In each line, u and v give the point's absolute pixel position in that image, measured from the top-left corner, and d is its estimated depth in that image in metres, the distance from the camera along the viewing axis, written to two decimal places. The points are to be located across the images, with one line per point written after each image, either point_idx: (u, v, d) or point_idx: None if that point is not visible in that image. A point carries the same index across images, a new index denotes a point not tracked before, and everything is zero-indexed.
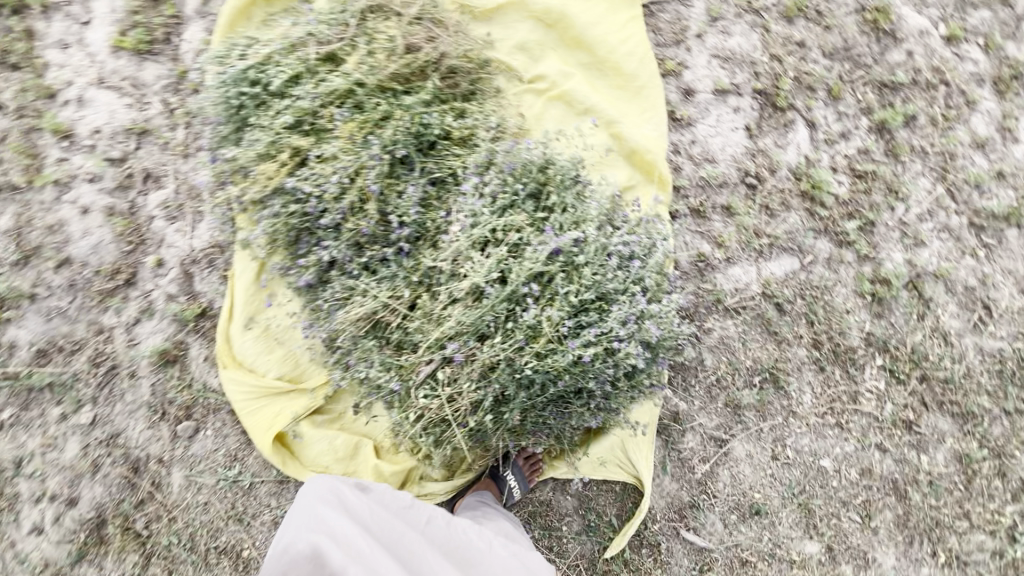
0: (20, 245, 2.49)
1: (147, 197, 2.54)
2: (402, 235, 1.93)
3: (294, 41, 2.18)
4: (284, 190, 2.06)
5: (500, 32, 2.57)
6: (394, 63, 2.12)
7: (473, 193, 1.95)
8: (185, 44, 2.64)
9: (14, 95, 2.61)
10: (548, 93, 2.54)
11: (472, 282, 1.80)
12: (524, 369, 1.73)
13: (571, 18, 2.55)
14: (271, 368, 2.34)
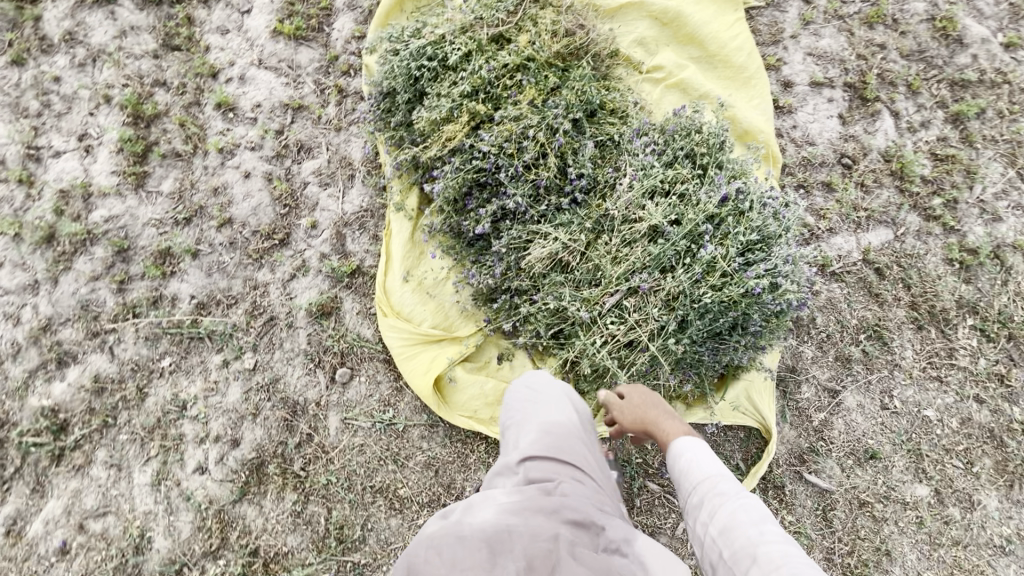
0: (184, 207, 2.69)
1: (301, 165, 2.77)
2: (578, 186, 2.16)
3: (464, 24, 2.44)
4: (461, 150, 2.30)
5: (621, 29, 2.90)
6: (558, 42, 2.39)
7: (641, 151, 2.19)
8: (335, 33, 2.92)
9: (178, 73, 2.85)
10: (665, 82, 2.85)
11: (652, 223, 2.02)
12: (703, 297, 1.95)
13: (687, 17, 2.87)
14: (425, 318, 2.53)
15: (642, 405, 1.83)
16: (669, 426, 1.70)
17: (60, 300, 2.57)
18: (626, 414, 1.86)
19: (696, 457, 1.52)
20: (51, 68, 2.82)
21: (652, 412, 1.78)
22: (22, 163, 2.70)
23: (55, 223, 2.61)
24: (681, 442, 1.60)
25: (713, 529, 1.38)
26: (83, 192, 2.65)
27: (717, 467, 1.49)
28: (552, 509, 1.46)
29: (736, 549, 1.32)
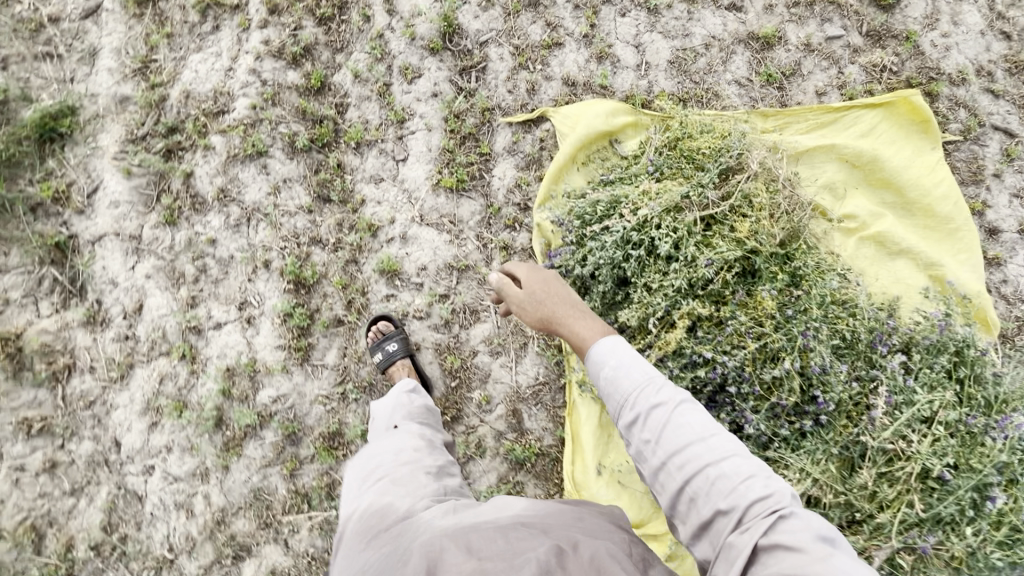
0: (351, 382, 2.55)
1: (469, 332, 2.60)
2: (825, 409, 1.95)
3: (670, 202, 2.24)
4: (677, 352, 2.10)
5: (807, 172, 2.68)
6: (779, 226, 2.18)
7: (893, 366, 1.98)
8: (496, 181, 2.74)
9: (333, 228, 2.71)
10: (858, 233, 2.62)
11: (927, 468, 1.83)
12: (996, 561, 1.77)
13: (883, 162, 2.64)
14: (617, 510, 2.35)
15: (553, 305, 1.85)
16: (577, 324, 1.76)
17: (232, 489, 2.46)
18: (534, 314, 1.91)
19: (616, 361, 1.58)
20: (205, 229, 2.69)
21: (559, 312, 1.83)
22: (182, 337, 2.59)
23: (223, 405, 2.50)
24: (593, 345, 1.66)
25: (661, 455, 1.45)
26: (250, 370, 2.53)
27: (648, 373, 1.53)
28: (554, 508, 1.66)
29: (688, 473, 1.42)
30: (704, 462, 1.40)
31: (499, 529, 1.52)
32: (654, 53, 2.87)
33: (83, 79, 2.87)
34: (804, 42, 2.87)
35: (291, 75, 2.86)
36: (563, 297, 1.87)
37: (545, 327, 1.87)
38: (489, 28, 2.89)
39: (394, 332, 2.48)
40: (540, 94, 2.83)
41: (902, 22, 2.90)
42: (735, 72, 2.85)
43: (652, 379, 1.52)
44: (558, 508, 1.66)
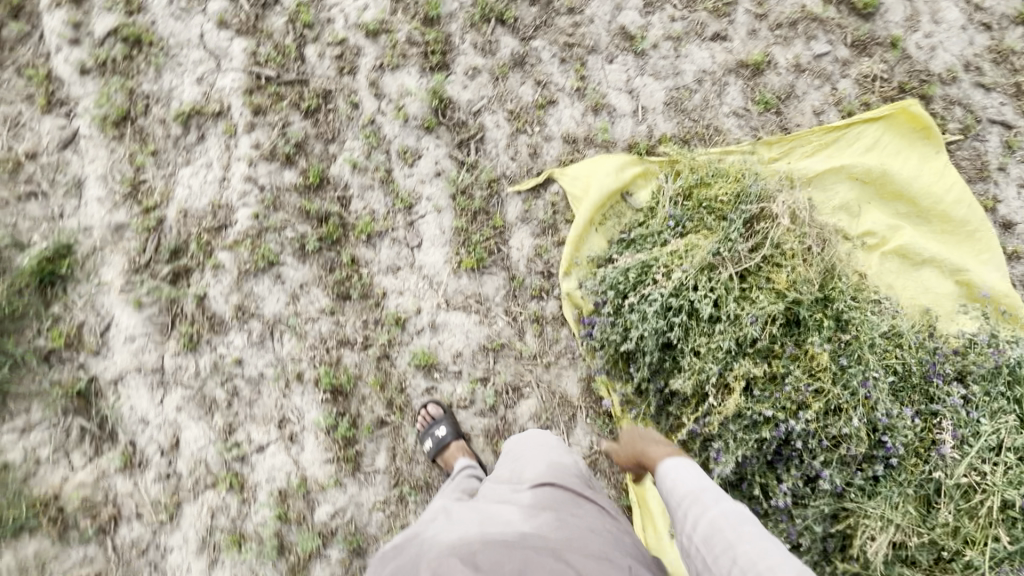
0: (405, 483, 2.52)
1: (516, 411, 2.58)
2: (895, 452, 1.96)
3: (702, 261, 2.23)
4: (738, 414, 2.09)
5: (820, 195, 2.69)
6: (814, 270, 2.18)
7: (952, 398, 2.01)
8: (515, 252, 2.71)
9: (359, 327, 2.65)
10: (880, 248, 2.65)
11: (1005, 499, 1.88)
12: None
13: (894, 174, 2.66)
14: None
15: (638, 439, 1.83)
16: (654, 449, 1.72)
17: None
18: (622, 448, 1.87)
19: (683, 477, 1.54)
20: (229, 350, 2.62)
21: (640, 441, 1.79)
22: (226, 466, 2.53)
23: (282, 530, 2.46)
24: (662, 463, 1.62)
25: (696, 538, 1.38)
26: (303, 489, 2.49)
27: (698, 481, 1.48)
28: (558, 514, 1.62)
29: (717, 553, 1.32)
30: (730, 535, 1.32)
31: (507, 548, 1.46)
32: (649, 96, 2.86)
33: (74, 213, 2.77)
34: (794, 64, 2.87)
35: (287, 175, 2.79)
36: (648, 434, 1.83)
37: (631, 464, 1.83)
38: (479, 96, 2.86)
39: (441, 415, 2.50)
40: (543, 156, 2.80)
41: (884, 28, 2.92)
42: (731, 103, 2.85)
43: (706, 487, 1.48)
44: (557, 510, 1.63)
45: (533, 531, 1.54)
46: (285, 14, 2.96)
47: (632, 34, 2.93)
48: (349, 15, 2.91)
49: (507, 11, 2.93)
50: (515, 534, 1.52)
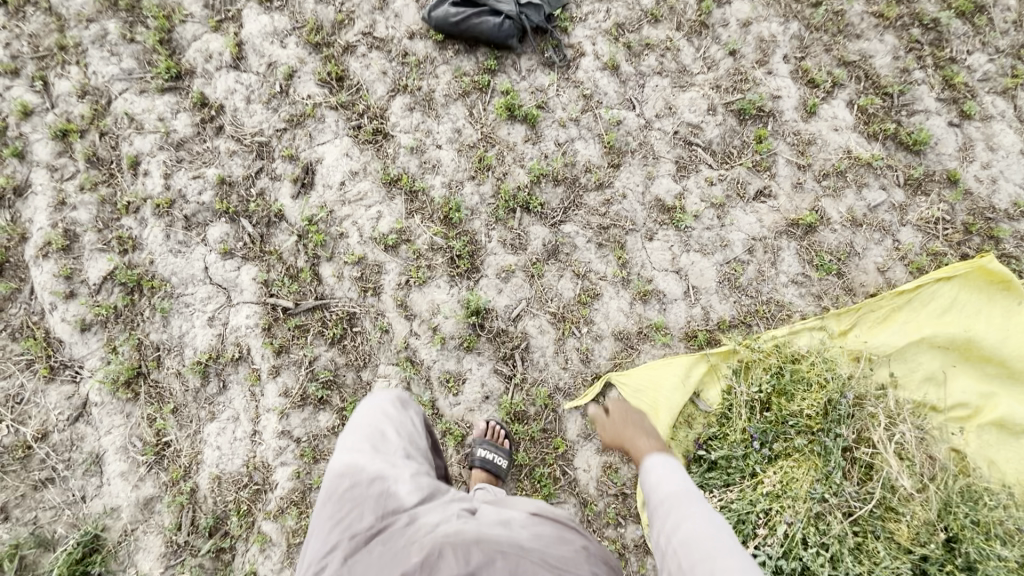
0: None
1: None
2: None
3: (811, 513, 2.13)
4: None
5: (901, 369, 2.49)
6: (935, 513, 2.05)
7: None
8: (583, 474, 2.49)
9: None
10: (974, 420, 2.44)
11: None
12: None
13: (978, 339, 2.45)
14: None
15: (627, 428, 1.85)
16: (642, 443, 1.73)
17: None
18: (609, 430, 1.95)
19: (662, 476, 1.46)
20: None
21: (629, 430, 1.84)
22: None
23: None
24: (650, 456, 1.57)
25: None
26: None
27: (684, 483, 1.41)
28: (560, 534, 1.44)
29: None
30: (706, 547, 1.24)
31: (502, 553, 1.25)
32: (699, 274, 2.64)
33: (97, 493, 2.53)
34: (849, 218, 2.67)
35: (322, 418, 2.55)
36: (631, 420, 1.90)
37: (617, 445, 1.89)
38: (517, 298, 2.63)
39: None
40: (596, 359, 2.58)
41: (939, 162, 2.72)
42: (788, 271, 2.64)
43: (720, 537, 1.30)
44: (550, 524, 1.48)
45: (532, 546, 1.34)
46: (292, 232, 2.72)
47: (669, 205, 2.71)
48: (363, 227, 2.68)
49: (532, 198, 2.71)
50: (511, 544, 1.30)
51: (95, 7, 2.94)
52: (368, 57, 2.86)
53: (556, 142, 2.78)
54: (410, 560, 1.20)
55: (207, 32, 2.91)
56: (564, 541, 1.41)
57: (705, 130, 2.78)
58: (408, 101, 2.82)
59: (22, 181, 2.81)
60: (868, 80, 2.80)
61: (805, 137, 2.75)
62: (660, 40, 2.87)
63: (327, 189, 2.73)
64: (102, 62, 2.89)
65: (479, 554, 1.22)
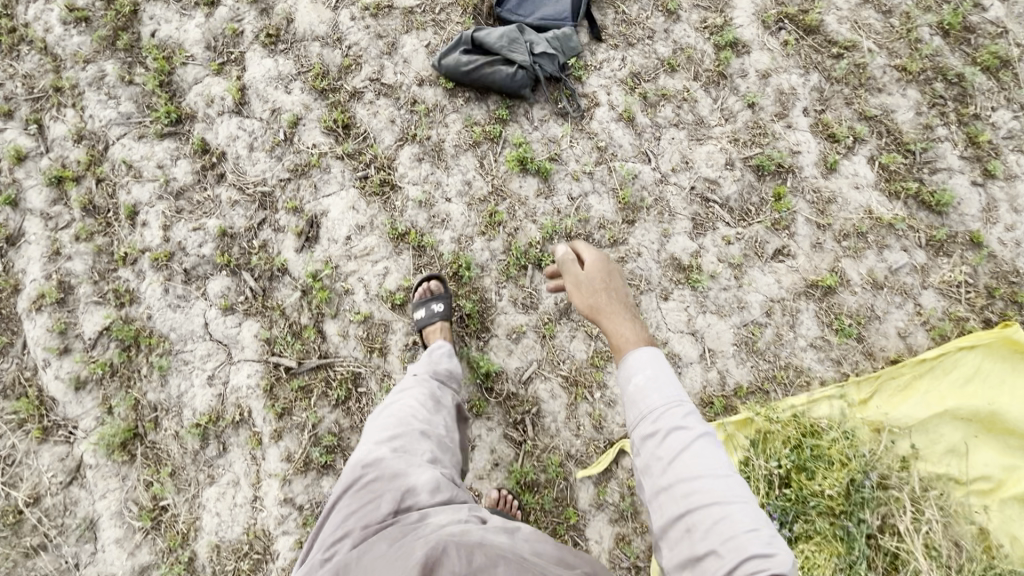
0: None
1: None
2: None
3: None
4: None
5: (922, 440, 2.41)
6: None
7: None
8: (595, 545, 2.41)
9: None
10: (997, 494, 2.35)
11: None
12: None
13: (1001, 411, 2.38)
14: None
15: (601, 291, 1.69)
16: (620, 325, 1.58)
17: None
18: (581, 290, 1.72)
19: (654, 376, 1.40)
20: None
21: (605, 303, 1.66)
22: None
23: None
24: (636, 349, 1.47)
25: None
26: None
27: (676, 392, 1.36)
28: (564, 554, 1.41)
29: None
30: (711, 498, 1.24)
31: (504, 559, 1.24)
32: (715, 337, 2.57)
33: (90, 561, 2.44)
34: (869, 280, 2.60)
35: (326, 485, 2.46)
36: (607, 282, 1.72)
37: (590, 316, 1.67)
38: (528, 360, 2.55)
39: None
40: (609, 425, 2.51)
41: (961, 223, 2.66)
42: (807, 334, 2.57)
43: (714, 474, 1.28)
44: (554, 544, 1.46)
45: (537, 561, 1.32)
46: (296, 287, 2.63)
47: (685, 264, 2.64)
48: (370, 284, 2.60)
49: (544, 255, 2.63)
50: (515, 556, 1.29)
51: (93, 48, 2.84)
52: (376, 104, 2.78)
53: (569, 196, 2.70)
54: (411, 558, 1.21)
55: (209, 75, 2.82)
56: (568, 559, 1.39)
57: (723, 186, 2.70)
58: (417, 151, 2.73)
59: (15, 229, 2.71)
60: (890, 135, 2.73)
61: (825, 195, 2.68)
62: (677, 90, 2.80)
63: (333, 243, 2.64)
64: (99, 105, 2.79)
65: (481, 558, 1.20)
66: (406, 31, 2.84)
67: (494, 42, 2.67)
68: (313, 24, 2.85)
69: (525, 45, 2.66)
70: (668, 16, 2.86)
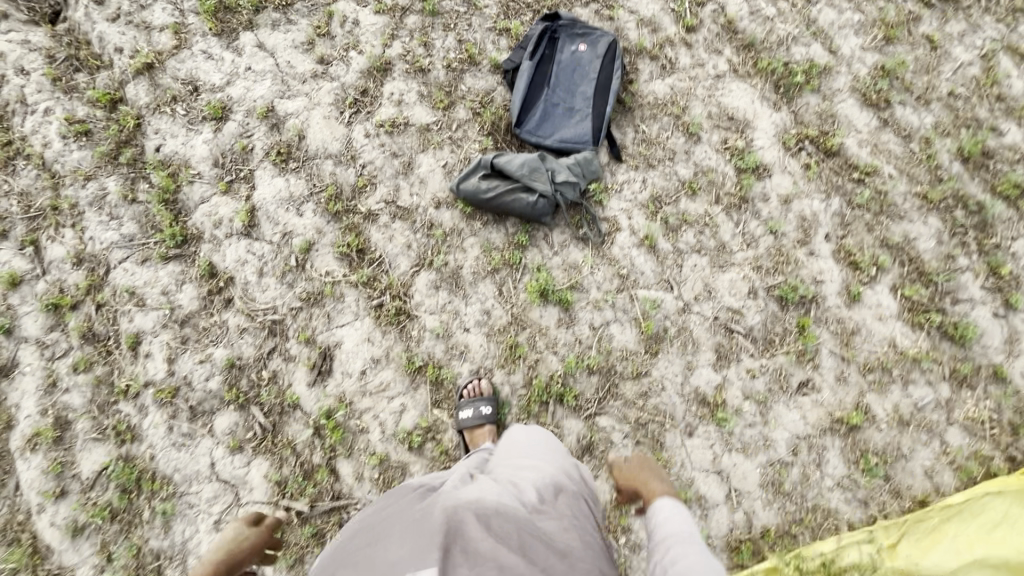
0: None
1: None
2: None
3: None
4: None
5: None
6: None
7: None
8: None
9: None
10: None
11: None
12: None
13: None
14: None
15: (639, 471, 1.65)
16: (654, 483, 1.59)
17: None
18: (623, 475, 1.67)
19: (669, 514, 1.43)
20: None
21: (645, 479, 1.60)
22: None
23: None
24: (658, 497, 1.50)
25: None
26: None
27: (690, 527, 1.37)
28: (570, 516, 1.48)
29: None
30: None
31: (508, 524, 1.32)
32: (742, 477, 2.51)
33: None
34: (895, 416, 2.57)
35: None
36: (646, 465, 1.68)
37: (626, 490, 1.63)
38: None
39: None
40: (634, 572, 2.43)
41: (985, 355, 2.64)
42: (833, 473, 2.52)
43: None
44: (558, 497, 1.53)
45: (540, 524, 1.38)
46: (307, 423, 2.52)
47: (710, 398, 2.58)
48: (386, 422, 2.51)
49: (566, 390, 2.55)
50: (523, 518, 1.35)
51: (93, 163, 2.73)
52: (391, 227, 2.69)
53: (591, 326, 2.63)
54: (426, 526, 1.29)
55: (216, 193, 2.72)
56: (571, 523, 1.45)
57: (746, 316, 2.66)
58: (434, 278, 2.65)
59: (8, 360, 2.57)
60: (912, 264, 2.71)
61: (849, 326, 2.65)
62: (699, 214, 2.76)
63: (347, 377, 2.54)
64: (101, 226, 2.67)
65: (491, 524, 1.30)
66: (423, 150, 2.78)
67: (515, 170, 2.60)
68: (326, 141, 2.77)
69: (547, 174, 2.60)
70: (688, 136, 2.83)
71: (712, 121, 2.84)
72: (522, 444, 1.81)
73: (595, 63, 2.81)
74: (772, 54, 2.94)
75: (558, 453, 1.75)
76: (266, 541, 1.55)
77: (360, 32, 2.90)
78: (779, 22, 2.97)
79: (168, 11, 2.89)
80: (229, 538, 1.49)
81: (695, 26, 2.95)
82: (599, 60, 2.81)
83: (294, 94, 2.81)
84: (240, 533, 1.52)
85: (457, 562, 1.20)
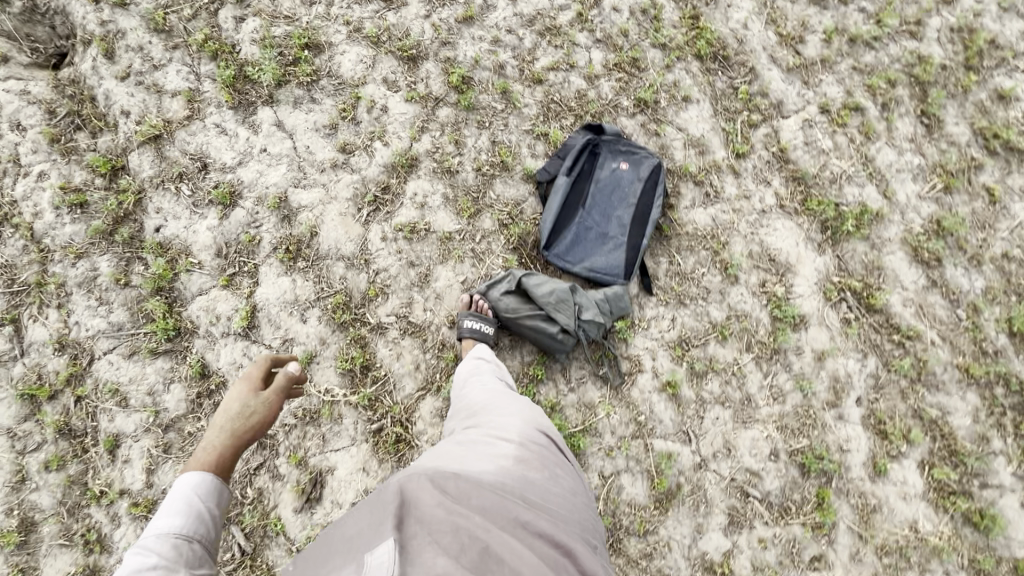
0: None
1: None
2: None
3: None
4: None
5: None
6: None
7: None
8: None
9: None
10: None
11: None
12: None
13: None
14: None
15: None
16: None
17: None
18: None
19: None
20: None
21: None
22: None
23: None
24: None
25: None
26: None
27: None
28: (541, 477, 1.55)
29: None
30: None
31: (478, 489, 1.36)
32: None
33: None
34: None
35: None
36: None
37: None
38: None
39: None
40: None
41: (1009, 548, 2.50)
42: None
43: None
44: (528, 462, 1.58)
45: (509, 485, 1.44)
46: (288, 552, 2.34)
47: (717, 567, 2.43)
48: None
49: None
50: (492, 485, 1.40)
51: (87, 239, 2.52)
52: (400, 343, 2.51)
53: (600, 474, 2.48)
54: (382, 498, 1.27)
55: (216, 286, 2.52)
56: (541, 489, 1.52)
57: (764, 479, 2.51)
58: (440, 404, 2.48)
59: None
60: (943, 440, 2.57)
61: (870, 502, 2.51)
62: (727, 363, 2.59)
63: (336, 507, 2.38)
64: (88, 311, 2.48)
65: (456, 491, 1.32)
66: (442, 261, 2.59)
67: (543, 296, 2.43)
68: (340, 240, 2.57)
69: (574, 308, 2.42)
70: (725, 275, 2.65)
71: (752, 260, 2.67)
72: (483, 408, 1.88)
73: (636, 186, 2.61)
74: (823, 191, 2.76)
75: (522, 413, 1.81)
76: (276, 404, 1.61)
77: (388, 120, 2.69)
78: (834, 157, 2.79)
79: (182, 74, 2.67)
80: (235, 411, 1.55)
81: (745, 153, 2.76)
82: (640, 183, 2.62)
83: (310, 183, 2.61)
84: (248, 402, 1.57)
85: (415, 526, 1.18)
